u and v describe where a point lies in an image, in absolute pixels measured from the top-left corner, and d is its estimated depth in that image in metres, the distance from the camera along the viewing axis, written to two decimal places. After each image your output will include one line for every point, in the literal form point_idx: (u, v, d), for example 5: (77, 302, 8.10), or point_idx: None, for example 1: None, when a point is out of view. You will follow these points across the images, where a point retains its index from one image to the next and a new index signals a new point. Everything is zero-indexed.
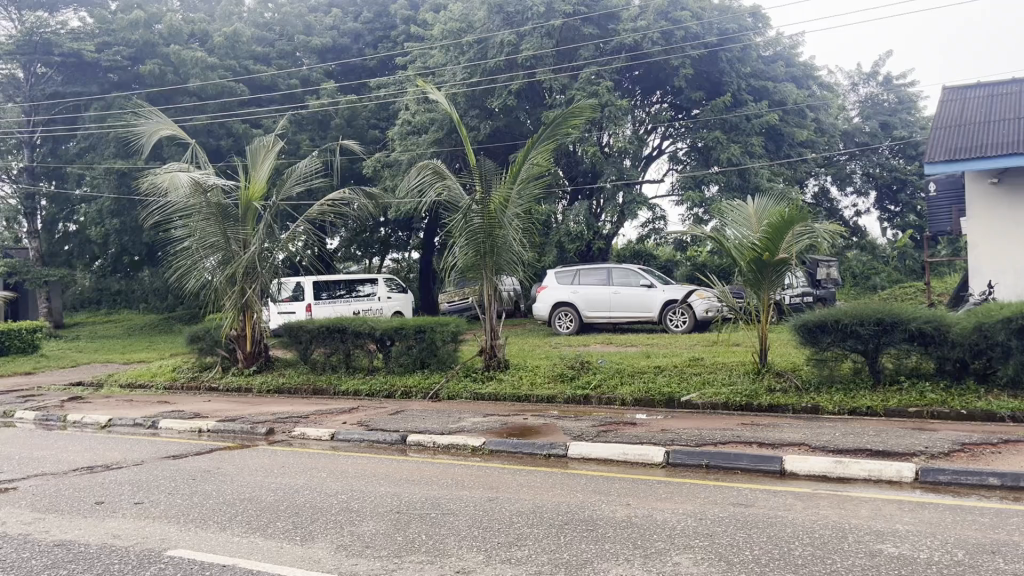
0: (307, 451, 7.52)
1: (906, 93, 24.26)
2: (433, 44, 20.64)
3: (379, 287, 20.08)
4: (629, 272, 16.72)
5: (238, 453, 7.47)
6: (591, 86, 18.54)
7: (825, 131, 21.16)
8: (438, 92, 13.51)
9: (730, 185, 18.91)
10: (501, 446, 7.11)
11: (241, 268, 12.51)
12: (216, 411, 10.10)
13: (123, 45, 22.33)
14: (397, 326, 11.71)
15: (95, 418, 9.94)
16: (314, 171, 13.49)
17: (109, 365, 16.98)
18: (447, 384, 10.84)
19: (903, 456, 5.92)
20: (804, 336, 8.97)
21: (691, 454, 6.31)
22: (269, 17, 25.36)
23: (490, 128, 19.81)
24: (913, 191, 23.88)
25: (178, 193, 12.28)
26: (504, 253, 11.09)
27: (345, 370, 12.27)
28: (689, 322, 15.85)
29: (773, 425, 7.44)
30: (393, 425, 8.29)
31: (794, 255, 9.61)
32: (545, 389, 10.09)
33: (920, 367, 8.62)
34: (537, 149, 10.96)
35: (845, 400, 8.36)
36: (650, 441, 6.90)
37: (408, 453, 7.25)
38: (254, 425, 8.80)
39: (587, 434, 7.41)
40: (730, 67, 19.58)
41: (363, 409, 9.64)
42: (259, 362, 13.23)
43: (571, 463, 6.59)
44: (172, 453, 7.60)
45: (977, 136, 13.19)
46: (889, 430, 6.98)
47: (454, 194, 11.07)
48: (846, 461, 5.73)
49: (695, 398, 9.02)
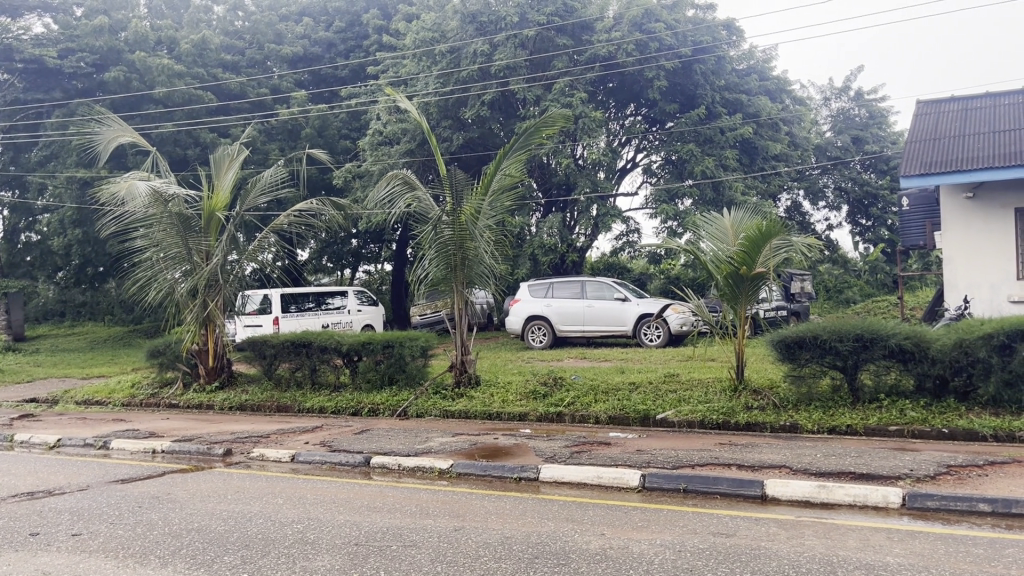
0: (265, 474, 7.14)
1: (877, 108, 24.22)
2: (405, 54, 20.39)
3: (350, 299, 19.61)
4: (603, 286, 16.49)
5: (192, 476, 7.06)
6: (565, 97, 18.37)
7: (798, 145, 21.20)
8: (408, 100, 13.13)
9: (704, 198, 18.87)
10: (469, 469, 6.78)
11: (203, 280, 12.09)
12: (173, 430, 9.65)
13: (87, 51, 21.82)
14: (365, 341, 11.36)
15: (43, 437, 9.45)
16: (281, 181, 13.07)
17: (66, 380, 16.38)
18: (416, 401, 10.48)
19: (888, 480, 5.67)
20: (782, 352, 8.74)
21: (669, 478, 5.99)
22: (240, 26, 24.98)
23: (463, 139, 19.53)
24: (885, 205, 24.02)
25: (136, 203, 11.86)
26: (476, 265, 10.78)
27: (310, 386, 11.86)
28: (664, 336, 15.60)
29: (752, 446, 7.18)
30: (356, 446, 7.91)
31: (771, 269, 9.37)
32: (517, 407, 9.78)
33: (899, 384, 8.40)
34: (509, 160, 10.67)
35: (824, 419, 8.15)
36: (625, 463, 6.61)
37: (372, 477, 6.88)
38: (211, 446, 8.37)
39: (561, 455, 7.10)
40: (704, 80, 19.53)
41: (327, 429, 9.24)
42: (221, 377, 12.72)
43: (542, 487, 6.27)
44: (121, 477, 7.18)
45: (952, 149, 13.15)
46: (871, 450, 6.74)
47: (424, 205, 10.76)
48: (830, 486, 5.47)
49: (671, 416, 8.76)
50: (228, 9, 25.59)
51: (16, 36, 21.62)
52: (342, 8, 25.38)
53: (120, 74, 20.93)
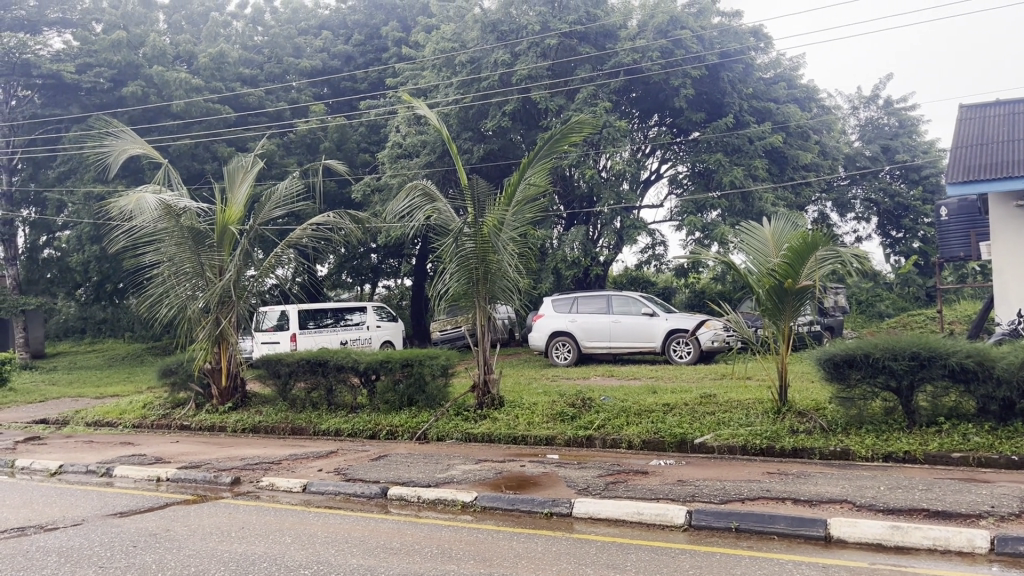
0: (274, 507, 6.60)
1: (907, 116, 23.48)
2: (425, 64, 20.00)
3: (368, 315, 19.10)
4: (630, 300, 15.87)
5: (194, 509, 6.53)
6: (589, 106, 17.86)
7: (828, 155, 20.50)
8: (427, 107, 12.47)
9: (732, 209, 18.24)
10: (496, 503, 6.18)
11: (216, 296, 11.63)
12: (182, 455, 9.13)
13: (105, 66, 21.50)
14: (382, 359, 10.81)
15: (45, 463, 8.97)
16: (296, 193, 12.57)
17: (80, 400, 15.98)
18: (437, 423, 9.92)
19: (967, 520, 5.04)
20: (830, 372, 8.10)
21: (718, 515, 5.38)
22: (259, 40, 24.72)
23: (484, 151, 19.00)
24: (916, 216, 23.45)
25: (145, 217, 11.37)
26: (499, 279, 10.23)
27: (326, 407, 11.32)
28: (695, 353, 14.97)
29: (805, 476, 6.56)
30: (373, 475, 7.35)
31: (817, 281, 8.71)
32: (544, 430, 9.20)
33: (959, 406, 7.73)
34: (534, 169, 10.09)
35: (878, 444, 7.52)
36: (667, 497, 5.98)
37: (388, 511, 6.31)
38: (218, 474, 7.83)
39: (594, 486, 6.48)
40: (731, 88, 18.95)
41: (343, 454, 8.68)
42: (234, 399, 12.19)
43: (576, 524, 5.67)
44: (120, 510, 6.65)
45: (999, 155, 12.45)
46: (939, 482, 6.11)
47: (445, 217, 10.25)
48: (905, 527, 4.83)
49: (711, 441, 8.15)
50: (247, 23, 25.25)
51: (34, 51, 21.29)
52: (360, 20, 25.18)
53: (137, 89, 20.62)
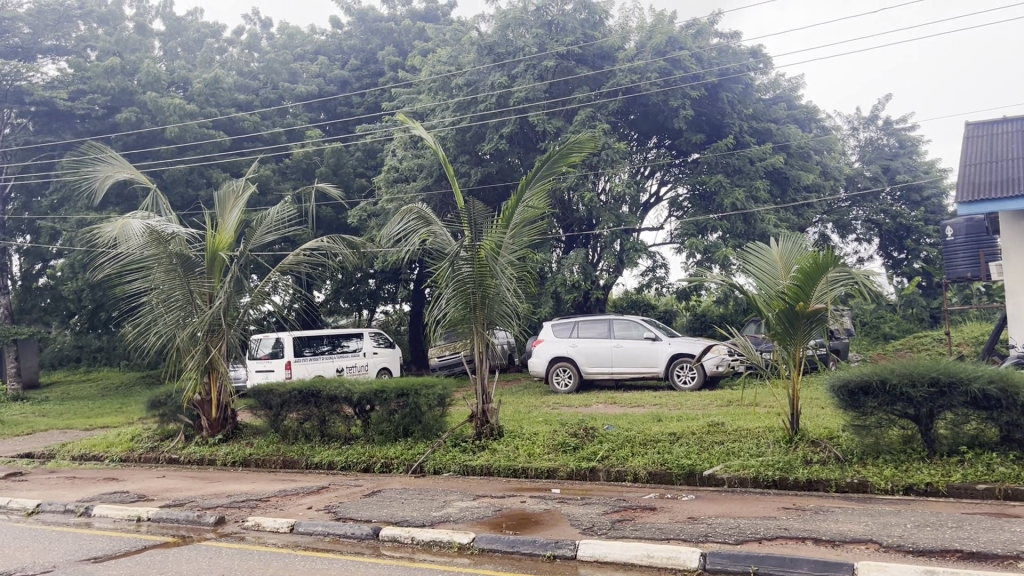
0: (259, 550, 6.19)
1: (907, 137, 23.28)
2: (422, 88, 19.83)
3: (365, 341, 18.70)
4: (633, 325, 15.52)
5: (173, 554, 6.12)
6: (588, 126, 17.56)
7: (830, 175, 20.17)
8: (423, 129, 12.11)
9: (734, 230, 17.91)
10: (495, 545, 5.77)
11: (205, 324, 11.23)
12: (167, 492, 8.72)
13: (99, 93, 21.28)
14: (376, 389, 10.42)
15: (22, 502, 8.54)
16: (288, 219, 12.23)
17: (69, 432, 15.54)
18: (433, 455, 9.51)
19: (1005, 562, 4.65)
20: (845, 399, 7.70)
21: (735, 559, 4.98)
22: (254, 66, 24.58)
23: (480, 174, 18.74)
24: (919, 237, 23.18)
25: (131, 244, 11.03)
26: (496, 304, 9.86)
27: (320, 439, 10.90)
28: (699, 378, 14.59)
29: (825, 512, 6.14)
30: (365, 514, 6.94)
31: (829, 303, 8.34)
32: (545, 462, 8.81)
33: (982, 434, 7.30)
34: (532, 191, 9.77)
35: (897, 474, 7.12)
36: (678, 537, 5.58)
37: (381, 554, 5.91)
38: (202, 513, 7.40)
39: (599, 526, 6.05)
40: (730, 108, 18.68)
41: (335, 490, 8.26)
42: (225, 430, 11.77)
43: (582, 568, 5.27)
44: (95, 554, 6.24)
45: (1007, 173, 12.15)
46: (969, 517, 5.71)
47: (440, 241, 9.91)
48: (940, 572, 4.44)
49: (722, 473, 7.76)
50: (242, 49, 25.08)
51: (28, 79, 21.11)
52: (356, 46, 25.10)
53: (132, 115, 20.40)
